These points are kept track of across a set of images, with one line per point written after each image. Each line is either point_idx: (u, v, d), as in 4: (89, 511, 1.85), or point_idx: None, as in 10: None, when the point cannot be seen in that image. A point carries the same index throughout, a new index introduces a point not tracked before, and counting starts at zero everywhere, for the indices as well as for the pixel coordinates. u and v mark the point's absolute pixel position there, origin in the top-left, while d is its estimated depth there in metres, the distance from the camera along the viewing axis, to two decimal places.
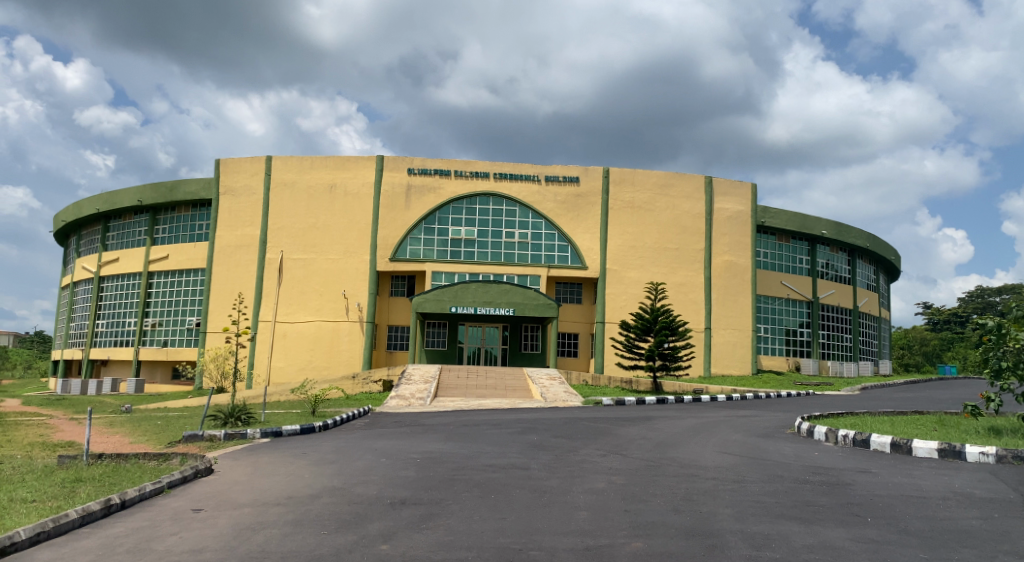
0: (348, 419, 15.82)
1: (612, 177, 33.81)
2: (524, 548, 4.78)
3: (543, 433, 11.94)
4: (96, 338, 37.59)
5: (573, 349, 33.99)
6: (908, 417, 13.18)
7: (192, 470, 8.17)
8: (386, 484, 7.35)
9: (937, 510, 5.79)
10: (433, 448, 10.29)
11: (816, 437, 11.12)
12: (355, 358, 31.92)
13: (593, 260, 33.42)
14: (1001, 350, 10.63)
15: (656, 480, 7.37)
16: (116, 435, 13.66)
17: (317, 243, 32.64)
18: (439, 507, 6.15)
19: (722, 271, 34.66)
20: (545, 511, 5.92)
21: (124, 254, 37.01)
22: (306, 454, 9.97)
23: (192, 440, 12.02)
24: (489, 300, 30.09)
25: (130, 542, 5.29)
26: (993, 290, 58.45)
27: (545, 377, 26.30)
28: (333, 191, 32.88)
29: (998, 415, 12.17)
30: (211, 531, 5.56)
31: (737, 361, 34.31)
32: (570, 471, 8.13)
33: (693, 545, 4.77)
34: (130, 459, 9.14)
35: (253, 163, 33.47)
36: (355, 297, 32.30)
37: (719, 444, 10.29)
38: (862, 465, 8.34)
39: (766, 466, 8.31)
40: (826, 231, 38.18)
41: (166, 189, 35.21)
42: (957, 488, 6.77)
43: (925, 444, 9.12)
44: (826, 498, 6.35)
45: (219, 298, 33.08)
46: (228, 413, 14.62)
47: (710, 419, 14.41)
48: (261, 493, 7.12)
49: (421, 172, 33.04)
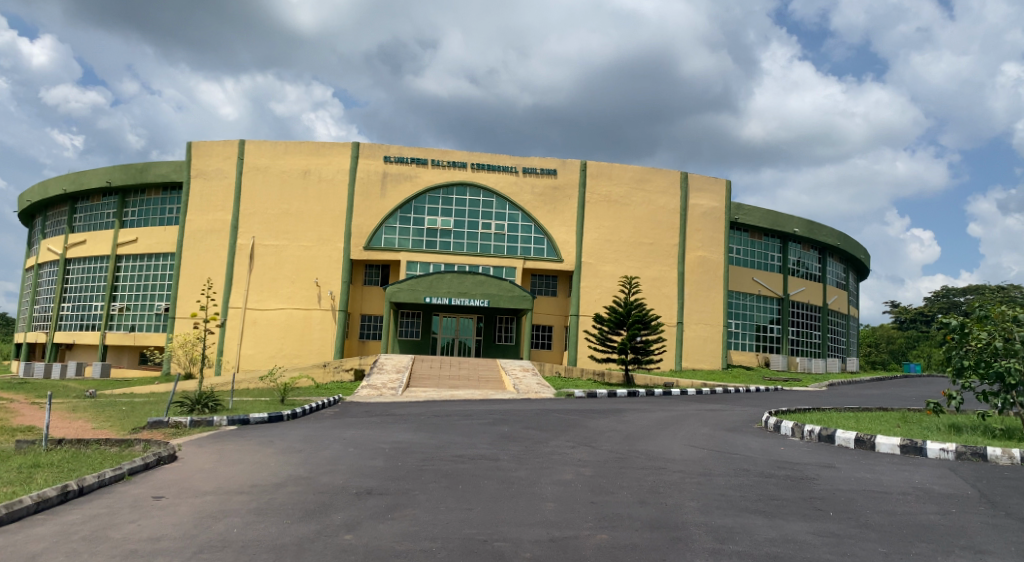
0: (317, 408, 15.56)
1: (589, 170, 33.86)
2: (489, 539, 4.73)
3: (515, 425, 11.89)
4: (61, 322, 36.75)
5: (547, 341, 34.12)
6: (873, 414, 13.39)
7: (155, 456, 7.99)
8: (353, 474, 7.26)
9: (896, 506, 5.87)
10: (402, 439, 10.17)
11: (783, 432, 11.25)
12: (327, 346, 31.59)
13: (569, 253, 33.48)
14: (963, 349, 10.81)
15: (623, 472, 7.38)
16: (77, 420, 13.27)
17: (290, 229, 32.18)
18: (404, 497, 6.09)
19: (696, 267, 34.94)
20: (511, 503, 5.86)
21: (92, 236, 36.13)
22: (272, 443, 9.80)
23: (157, 426, 11.76)
24: (464, 291, 30.01)
25: (86, 530, 5.12)
26: (958, 291, 59.79)
27: (518, 368, 26.37)
28: (306, 177, 32.42)
29: (959, 413, 12.41)
30: (171, 519, 5.40)
31: (707, 356, 34.69)
32: (538, 462, 8.11)
33: (658, 537, 4.76)
34: (90, 445, 8.88)
35: (226, 147, 32.83)
36: (327, 285, 31.94)
37: (687, 438, 10.33)
38: (826, 460, 8.44)
39: (732, 460, 8.35)
40: (798, 229, 38.71)
41: (136, 170, 34.41)
42: (917, 484, 6.88)
43: (887, 440, 9.27)
44: (790, 492, 6.41)
45: (188, 282, 32.41)
46: (194, 400, 14.34)
47: (679, 413, 14.56)
48: (225, 481, 6.99)
49: (398, 160, 32.76)
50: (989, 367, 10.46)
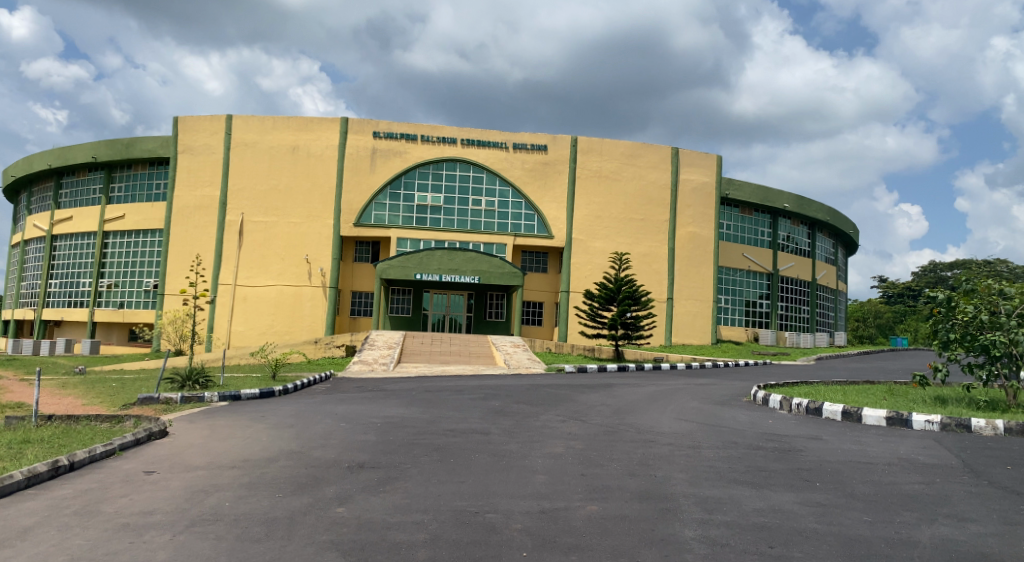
0: (308, 384, 15.58)
1: (580, 146, 33.68)
2: (481, 511, 4.76)
3: (506, 399, 11.95)
4: (48, 299, 36.45)
5: (538, 317, 34.22)
6: (859, 387, 13.56)
7: (145, 432, 7.98)
8: (345, 448, 7.29)
9: (882, 476, 5.96)
10: (394, 414, 10.18)
11: (771, 406, 11.37)
12: (317, 323, 31.55)
13: (560, 230, 33.44)
14: (950, 322, 10.89)
15: (613, 446, 7.44)
16: (67, 397, 13.19)
17: (279, 205, 31.90)
18: (396, 471, 6.12)
19: (687, 243, 34.98)
20: (503, 475, 5.91)
21: (78, 212, 35.67)
22: (264, 418, 9.79)
23: (147, 402, 11.73)
24: (454, 268, 29.95)
25: (78, 505, 5.11)
26: (945, 266, 60.40)
27: (509, 344, 26.46)
28: (295, 152, 32.07)
29: (944, 386, 12.56)
30: (163, 494, 5.40)
31: (697, 332, 34.93)
32: (528, 435, 8.16)
33: (647, 508, 4.81)
34: (80, 421, 8.84)
35: (212, 122, 32.36)
36: (317, 262, 31.79)
37: (677, 412, 10.44)
38: (813, 433, 8.54)
39: (721, 433, 8.44)
40: (788, 205, 38.78)
41: (122, 145, 33.90)
42: (903, 455, 7.00)
43: (874, 412, 9.39)
44: (778, 464, 6.50)
45: (176, 258, 32.12)
46: (184, 377, 14.29)
47: (669, 387, 14.68)
48: (217, 456, 7.01)
49: (387, 136, 32.44)
50: (975, 341, 10.57)
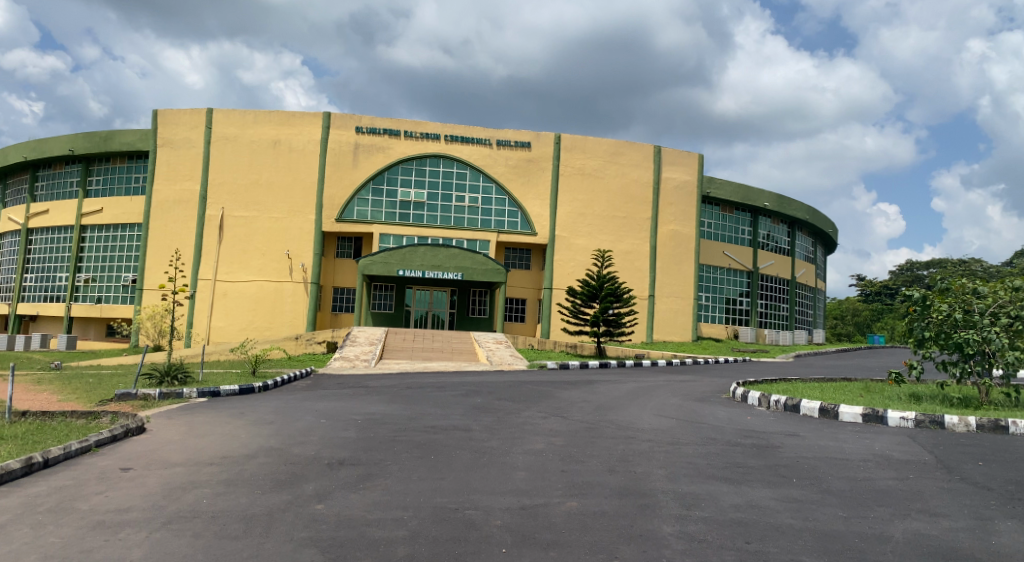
0: (289, 381, 15.42)
1: (563, 143, 33.72)
2: (460, 508, 4.76)
3: (487, 396, 11.94)
4: (23, 293, 35.80)
5: (521, 314, 34.24)
6: (836, 384, 13.75)
7: (123, 429, 7.87)
8: (325, 445, 7.25)
9: (856, 471, 6.05)
10: (376, 410, 10.13)
11: (750, 402, 11.48)
12: (298, 319, 31.36)
13: (543, 227, 33.48)
14: (925, 320, 11.07)
15: (594, 442, 7.47)
16: (43, 393, 12.96)
17: (260, 200, 31.58)
18: (376, 467, 6.10)
19: (669, 241, 35.17)
20: (483, 472, 5.91)
21: (55, 205, 35.04)
22: (244, 415, 9.69)
23: (125, 398, 11.57)
24: (437, 264, 29.84)
25: (51, 502, 5.03)
26: (922, 265, 61.30)
27: (492, 341, 26.45)
28: (276, 147, 31.76)
29: (919, 383, 12.76)
30: (140, 490, 5.34)
31: (678, 329, 35.17)
32: (510, 432, 8.16)
33: (626, 504, 4.84)
34: (56, 417, 8.70)
35: (192, 115, 31.96)
36: (299, 258, 31.53)
37: (657, 408, 10.50)
38: (790, 429, 8.63)
39: (700, 429, 8.50)
40: (768, 203, 39.14)
41: (100, 138, 33.35)
42: (877, 451, 7.11)
43: (851, 409, 9.52)
44: (755, 460, 6.57)
45: (155, 253, 31.71)
46: (163, 372, 14.11)
47: (650, 384, 14.75)
48: (196, 453, 6.93)
49: (370, 131, 32.24)
50: (949, 338, 10.76)
